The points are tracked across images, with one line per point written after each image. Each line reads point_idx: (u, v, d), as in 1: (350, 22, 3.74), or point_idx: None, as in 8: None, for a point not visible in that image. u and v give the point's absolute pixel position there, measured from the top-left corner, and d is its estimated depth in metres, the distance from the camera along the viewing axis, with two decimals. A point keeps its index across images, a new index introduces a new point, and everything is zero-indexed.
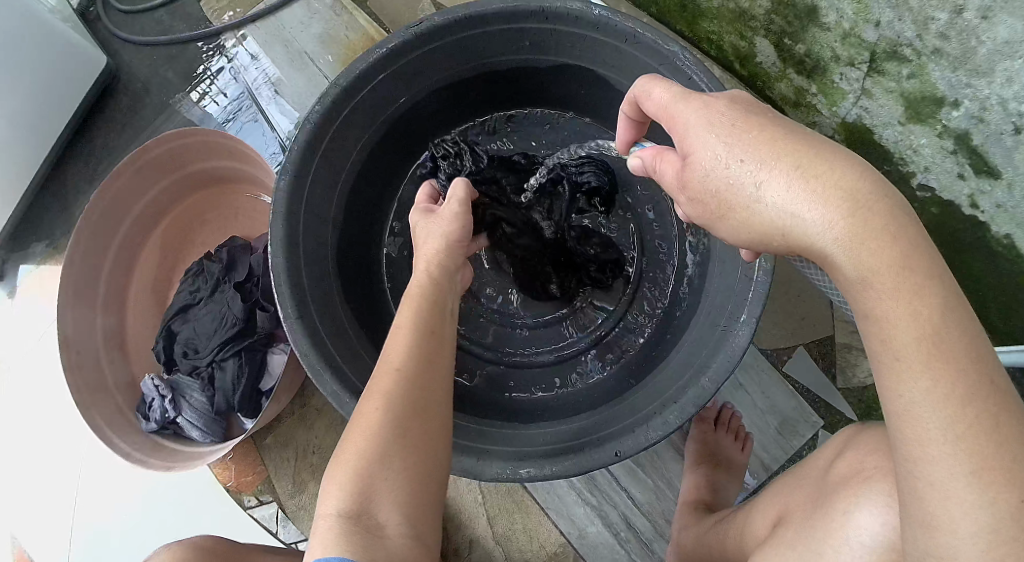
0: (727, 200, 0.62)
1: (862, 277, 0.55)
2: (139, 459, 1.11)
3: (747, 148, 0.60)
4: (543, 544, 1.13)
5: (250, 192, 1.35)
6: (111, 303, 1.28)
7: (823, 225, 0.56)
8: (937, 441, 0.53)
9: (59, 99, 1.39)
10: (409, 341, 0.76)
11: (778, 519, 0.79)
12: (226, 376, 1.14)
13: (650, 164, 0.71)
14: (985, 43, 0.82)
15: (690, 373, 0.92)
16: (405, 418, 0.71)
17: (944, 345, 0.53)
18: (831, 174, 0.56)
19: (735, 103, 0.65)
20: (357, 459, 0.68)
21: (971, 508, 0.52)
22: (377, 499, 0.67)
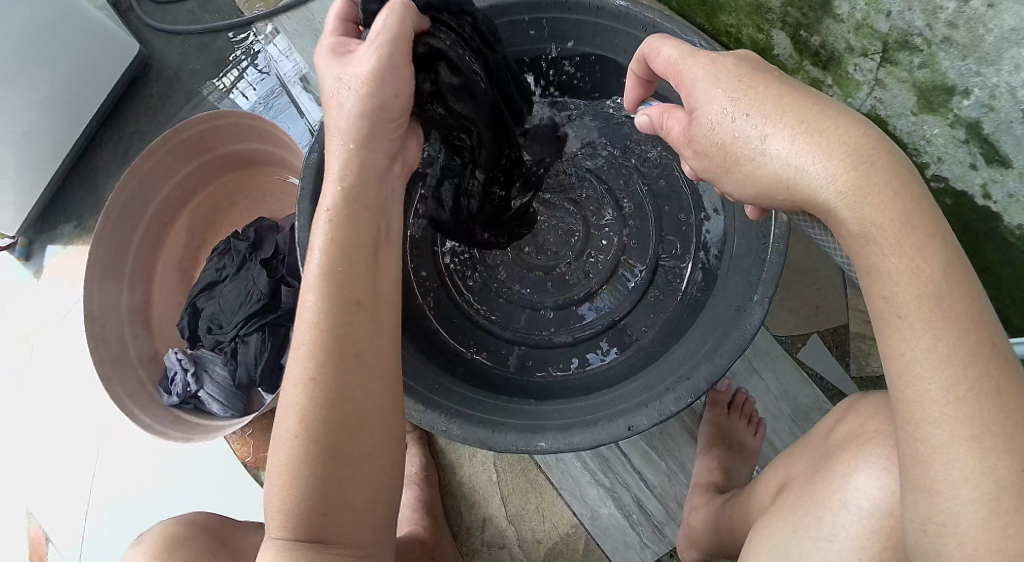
0: (733, 153, 0.62)
1: (865, 231, 0.56)
2: (160, 430, 1.14)
3: (753, 102, 0.61)
4: (555, 525, 1.13)
5: (277, 175, 1.38)
6: (137, 280, 1.32)
7: (826, 177, 0.57)
8: (938, 403, 0.54)
9: (94, 84, 1.42)
10: (325, 327, 0.65)
11: (780, 487, 0.80)
12: (249, 350, 1.17)
13: (657, 121, 0.71)
14: (992, 31, 0.85)
15: (705, 351, 0.94)
16: (336, 428, 0.64)
17: (945, 304, 0.54)
18: (835, 131, 0.57)
19: (742, 61, 0.65)
20: (290, 485, 0.64)
21: (971, 475, 0.54)
22: (317, 525, 0.64)
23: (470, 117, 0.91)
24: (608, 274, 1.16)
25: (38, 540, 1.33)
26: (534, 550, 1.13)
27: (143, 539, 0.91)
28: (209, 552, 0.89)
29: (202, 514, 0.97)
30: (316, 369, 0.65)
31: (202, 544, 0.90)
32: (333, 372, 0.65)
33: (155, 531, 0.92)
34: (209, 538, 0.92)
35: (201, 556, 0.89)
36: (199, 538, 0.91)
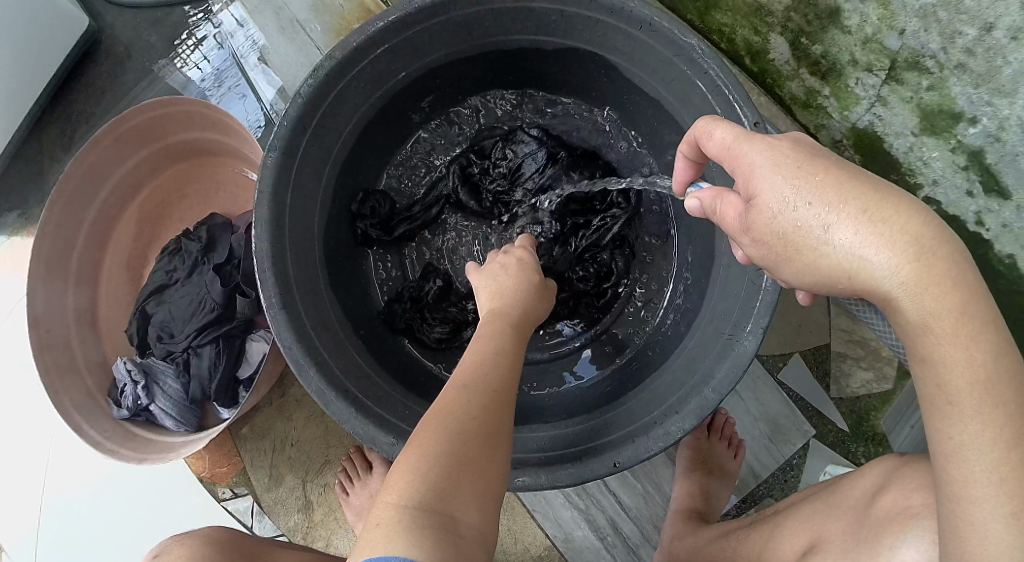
0: (795, 242, 0.57)
1: (923, 322, 0.54)
2: (109, 449, 1.06)
3: (815, 190, 0.57)
4: (527, 547, 1.09)
5: (230, 165, 1.28)
6: (84, 277, 1.21)
7: (888, 270, 0.54)
8: (982, 483, 0.53)
9: (40, 62, 1.29)
10: (493, 347, 0.77)
11: (810, 545, 0.77)
12: (203, 362, 1.10)
13: (709, 205, 0.65)
14: (1010, 64, 0.85)
15: (690, 385, 0.89)
16: (487, 416, 0.69)
17: (996, 391, 0.53)
18: (897, 219, 0.54)
19: (799, 145, 0.61)
20: (428, 458, 0.64)
21: (1007, 549, 0.52)
22: (445, 500, 0.62)
23: (465, 195, 1.13)
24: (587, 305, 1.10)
25: None
26: None
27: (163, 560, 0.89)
28: None
29: (218, 528, 0.95)
30: (479, 378, 0.73)
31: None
32: (489, 381, 0.73)
33: (176, 549, 0.90)
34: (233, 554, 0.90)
35: None
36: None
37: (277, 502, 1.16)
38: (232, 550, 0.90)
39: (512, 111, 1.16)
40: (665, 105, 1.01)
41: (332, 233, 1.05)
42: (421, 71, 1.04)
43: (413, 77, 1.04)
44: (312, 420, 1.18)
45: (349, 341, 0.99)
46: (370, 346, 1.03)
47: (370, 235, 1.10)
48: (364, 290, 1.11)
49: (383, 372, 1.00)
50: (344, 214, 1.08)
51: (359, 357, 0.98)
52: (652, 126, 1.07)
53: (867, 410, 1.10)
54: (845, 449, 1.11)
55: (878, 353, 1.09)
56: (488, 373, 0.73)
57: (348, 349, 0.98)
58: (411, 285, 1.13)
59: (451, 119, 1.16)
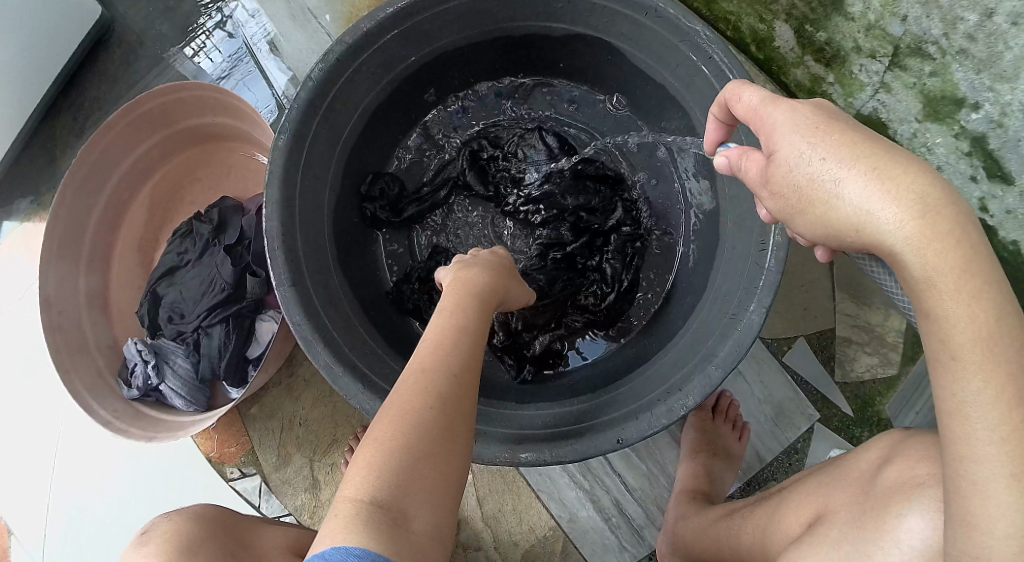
0: (807, 195, 0.60)
1: (926, 277, 0.55)
2: (120, 427, 1.08)
3: (830, 147, 0.58)
4: (532, 527, 1.10)
5: (241, 150, 1.29)
6: (95, 260, 1.23)
7: (894, 225, 0.55)
8: (982, 442, 0.53)
9: (53, 50, 1.31)
10: (457, 332, 0.76)
11: (816, 518, 0.77)
12: (213, 342, 1.10)
13: (735, 161, 0.68)
14: (1011, 49, 0.87)
15: (695, 361, 0.90)
16: (446, 406, 0.69)
17: (999, 349, 0.53)
18: (907, 177, 0.55)
19: (820, 109, 0.62)
20: (388, 450, 0.65)
21: (1006, 509, 0.53)
22: (401, 496, 0.63)
23: (473, 180, 1.14)
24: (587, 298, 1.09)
25: None
26: (511, 551, 1.10)
27: (150, 538, 0.88)
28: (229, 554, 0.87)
29: (206, 506, 0.95)
30: (443, 362, 0.72)
31: (216, 548, 0.87)
32: (454, 367, 0.72)
33: (165, 525, 0.89)
34: (221, 533, 0.89)
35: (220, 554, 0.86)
36: (215, 541, 0.88)
37: (284, 482, 1.17)
38: (220, 528, 0.90)
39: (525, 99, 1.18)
40: (671, 90, 1.03)
41: (341, 212, 1.07)
42: (431, 56, 1.05)
43: (423, 62, 1.06)
44: (319, 401, 1.19)
45: (356, 319, 1.00)
46: (379, 326, 1.04)
47: (379, 216, 1.12)
48: (372, 271, 1.12)
49: (390, 350, 1.01)
50: (353, 195, 1.09)
51: (367, 336, 0.99)
52: (657, 112, 1.09)
53: (870, 396, 1.11)
54: (849, 434, 1.11)
55: (882, 339, 1.11)
56: (450, 361, 0.72)
57: (355, 327, 0.99)
58: (420, 266, 1.14)
59: (463, 105, 1.17)
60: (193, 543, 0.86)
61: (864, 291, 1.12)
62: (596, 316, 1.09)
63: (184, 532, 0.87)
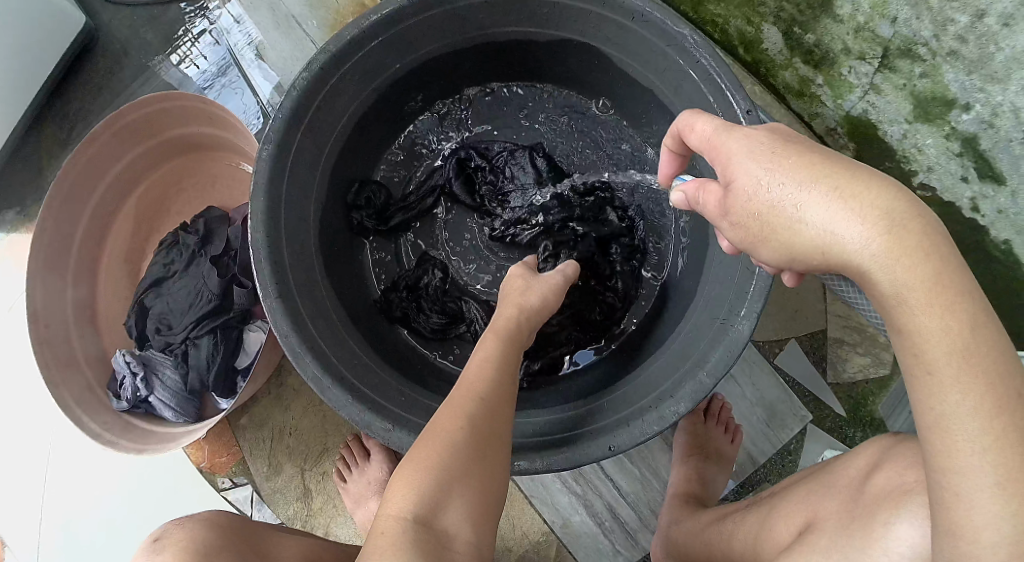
0: (771, 223, 0.60)
1: (896, 292, 0.55)
2: (110, 440, 1.07)
3: (789, 172, 0.59)
4: (525, 533, 1.10)
5: (227, 159, 1.28)
6: (82, 272, 1.22)
7: (861, 241, 0.55)
8: (965, 452, 0.53)
9: (37, 60, 1.30)
10: (490, 358, 0.80)
11: (806, 526, 0.77)
12: (201, 353, 1.09)
13: (692, 196, 0.68)
14: (1003, 51, 0.84)
15: (686, 367, 0.90)
16: (480, 428, 0.73)
17: (976, 359, 0.53)
18: (869, 193, 0.56)
19: (775, 133, 0.63)
20: (429, 471, 0.70)
21: (992, 519, 0.52)
22: (440, 514, 0.68)
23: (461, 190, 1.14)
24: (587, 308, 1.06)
25: None
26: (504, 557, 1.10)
27: (166, 544, 0.86)
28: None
29: (218, 512, 0.93)
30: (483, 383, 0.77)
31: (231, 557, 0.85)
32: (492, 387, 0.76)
33: (177, 533, 0.87)
34: (236, 538, 0.89)
35: None
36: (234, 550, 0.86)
37: (277, 492, 1.16)
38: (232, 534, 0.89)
39: (511, 106, 1.17)
40: (658, 94, 1.02)
41: (328, 219, 1.06)
42: (415, 63, 1.04)
43: (408, 69, 1.05)
44: (311, 409, 1.18)
45: (347, 331, 1.00)
46: (366, 334, 1.03)
47: (366, 224, 1.11)
48: (360, 279, 1.11)
49: (379, 359, 1.01)
50: (339, 205, 1.08)
51: (357, 347, 0.99)
52: (644, 115, 1.08)
53: (864, 396, 1.11)
54: (842, 434, 1.11)
55: (874, 339, 1.10)
56: (484, 385, 0.76)
57: (343, 336, 0.98)
58: (408, 274, 1.13)
59: (449, 112, 1.16)
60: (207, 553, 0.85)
61: None
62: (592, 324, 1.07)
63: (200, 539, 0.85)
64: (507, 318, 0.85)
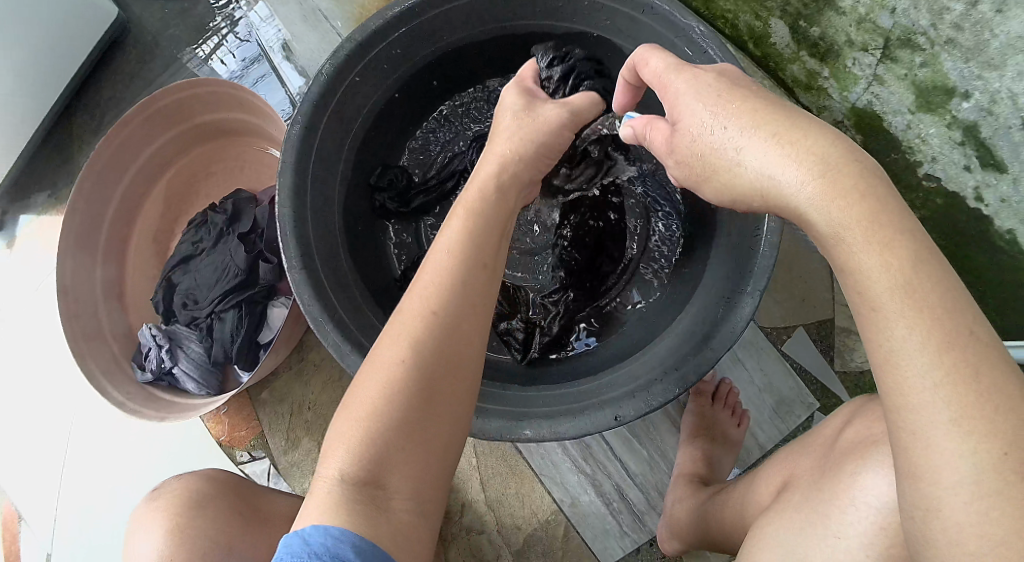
0: (710, 162, 0.65)
1: (834, 232, 0.57)
2: (134, 409, 1.11)
3: (732, 115, 0.63)
4: (534, 511, 1.12)
5: (254, 145, 1.33)
6: (112, 250, 1.27)
7: (796, 185, 0.58)
8: (917, 388, 0.53)
9: (73, 49, 1.36)
10: (448, 276, 0.70)
11: (783, 484, 0.80)
12: (226, 327, 1.14)
13: (640, 131, 0.74)
14: (997, 37, 0.88)
15: (690, 343, 0.92)
16: (428, 369, 0.66)
17: (919, 294, 0.54)
18: (804, 141, 0.59)
19: (722, 76, 0.68)
20: (367, 421, 0.64)
21: (952, 457, 0.52)
22: (379, 470, 0.63)
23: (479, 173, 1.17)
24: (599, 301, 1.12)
25: (10, 518, 1.29)
26: (513, 535, 1.12)
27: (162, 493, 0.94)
28: (237, 513, 0.93)
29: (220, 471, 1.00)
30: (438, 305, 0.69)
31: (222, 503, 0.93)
32: (447, 312, 0.69)
33: (173, 484, 0.95)
34: (231, 493, 0.96)
35: (229, 516, 0.92)
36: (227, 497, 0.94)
37: (293, 466, 1.19)
38: (230, 489, 0.96)
39: None
40: None
41: (351, 201, 1.10)
42: (437, 53, 1.09)
43: (430, 59, 1.10)
44: (331, 385, 1.20)
45: (368, 307, 1.03)
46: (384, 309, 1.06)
47: (388, 206, 1.16)
48: (381, 258, 1.15)
49: None
50: (363, 186, 1.13)
51: (376, 321, 1.02)
52: None
53: (870, 384, 1.12)
54: None
55: None
56: (437, 315, 0.68)
57: (362, 308, 1.02)
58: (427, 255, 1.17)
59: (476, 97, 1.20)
60: (205, 504, 0.92)
61: None
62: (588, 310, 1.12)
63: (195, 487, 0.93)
64: (474, 213, 0.75)
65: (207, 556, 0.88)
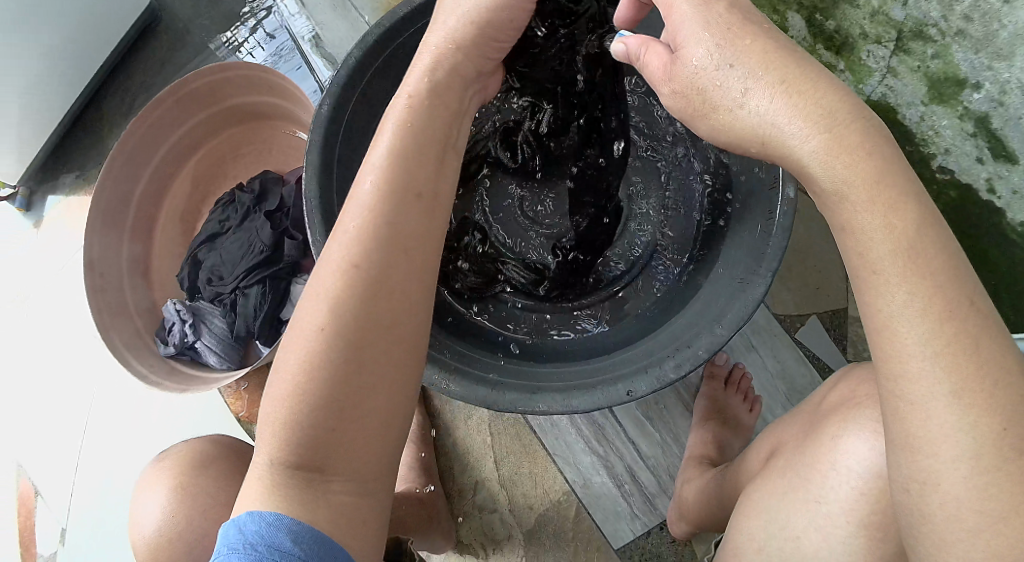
0: (711, 99, 0.64)
1: (835, 189, 0.59)
2: (156, 381, 1.14)
3: (739, 53, 0.62)
4: (547, 491, 1.13)
5: (283, 129, 1.36)
6: (139, 230, 1.31)
7: (800, 137, 0.60)
8: (916, 357, 0.55)
9: (106, 35, 1.40)
10: (368, 224, 0.68)
11: (772, 451, 0.81)
12: (249, 302, 1.16)
13: (634, 50, 0.72)
14: (1006, 27, 0.93)
15: (702, 322, 0.94)
16: (353, 334, 0.64)
17: (921, 259, 0.56)
18: (812, 93, 0.60)
19: (734, 8, 0.65)
20: (295, 397, 0.63)
21: (949, 429, 0.54)
22: (315, 448, 0.62)
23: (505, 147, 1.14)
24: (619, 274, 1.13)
25: (26, 493, 1.32)
26: (525, 514, 1.14)
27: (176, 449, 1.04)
28: (240, 473, 1.00)
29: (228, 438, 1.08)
30: (353, 276, 0.66)
31: (226, 462, 1.01)
32: (366, 284, 0.65)
33: (182, 447, 1.02)
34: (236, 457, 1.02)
35: (234, 475, 0.99)
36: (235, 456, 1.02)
37: None
38: (234, 454, 1.03)
39: None
40: None
41: None
42: None
43: None
44: None
45: None
46: None
47: None
48: None
49: None
50: None
51: None
52: None
53: None
54: None
55: None
56: (357, 272, 0.66)
57: None
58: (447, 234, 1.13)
59: None
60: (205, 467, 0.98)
61: None
62: (594, 298, 1.14)
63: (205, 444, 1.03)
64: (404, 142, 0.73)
65: (207, 510, 0.95)
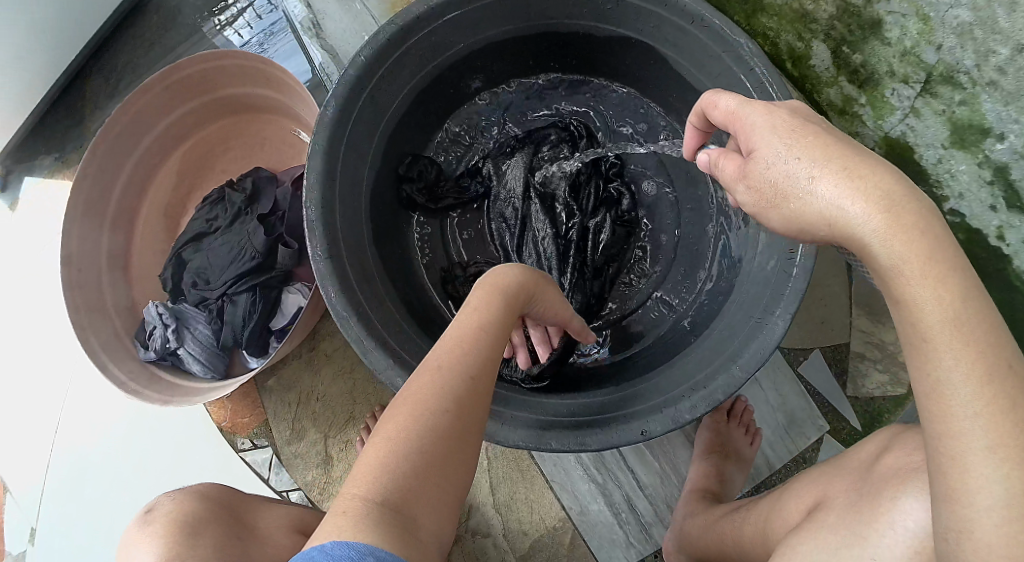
0: (783, 190, 0.66)
1: (893, 265, 0.59)
2: (135, 389, 1.07)
3: (804, 148, 0.65)
4: (542, 517, 1.11)
5: (277, 124, 1.29)
6: (120, 220, 1.22)
7: (863, 218, 0.60)
8: (959, 417, 0.56)
9: (94, 10, 1.30)
10: (478, 328, 0.73)
11: (815, 505, 0.80)
12: (238, 310, 1.11)
13: (715, 160, 0.74)
14: None
15: (720, 360, 0.92)
16: (463, 404, 0.66)
17: (966, 327, 0.57)
18: (873, 177, 0.61)
19: (796, 114, 0.69)
20: (406, 447, 0.62)
21: (984, 482, 0.54)
22: (410, 501, 0.60)
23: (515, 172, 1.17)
24: (630, 304, 1.12)
25: None
26: (518, 540, 1.11)
27: (154, 517, 0.89)
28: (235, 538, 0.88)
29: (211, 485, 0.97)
30: (452, 365, 0.68)
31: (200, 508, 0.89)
32: (474, 362, 0.70)
33: (168, 506, 0.90)
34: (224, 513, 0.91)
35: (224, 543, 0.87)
36: (220, 523, 0.89)
37: (296, 456, 1.16)
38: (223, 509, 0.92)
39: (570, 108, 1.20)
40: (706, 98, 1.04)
41: (380, 189, 1.08)
42: (480, 44, 1.07)
43: (467, 51, 1.07)
44: (341, 376, 1.19)
45: (391, 303, 1.00)
46: (411, 310, 1.03)
47: (415, 199, 1.13)
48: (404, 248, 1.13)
49: (414, 324, 1.01)
50: (391, 175, 1.10)
51: (399, 317, 1.00)
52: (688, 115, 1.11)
53: (881, 409, 1.12)
54: None
55: (894, 357, 1.12)
56: (470, 360, 0.69)
57: (385, 302, 0.99)
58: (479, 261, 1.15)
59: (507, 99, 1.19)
60: (198, 519, 0.88)
61: (880, 308, 1.14)
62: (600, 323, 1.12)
63: (188, 510, 0.88)
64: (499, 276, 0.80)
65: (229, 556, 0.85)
